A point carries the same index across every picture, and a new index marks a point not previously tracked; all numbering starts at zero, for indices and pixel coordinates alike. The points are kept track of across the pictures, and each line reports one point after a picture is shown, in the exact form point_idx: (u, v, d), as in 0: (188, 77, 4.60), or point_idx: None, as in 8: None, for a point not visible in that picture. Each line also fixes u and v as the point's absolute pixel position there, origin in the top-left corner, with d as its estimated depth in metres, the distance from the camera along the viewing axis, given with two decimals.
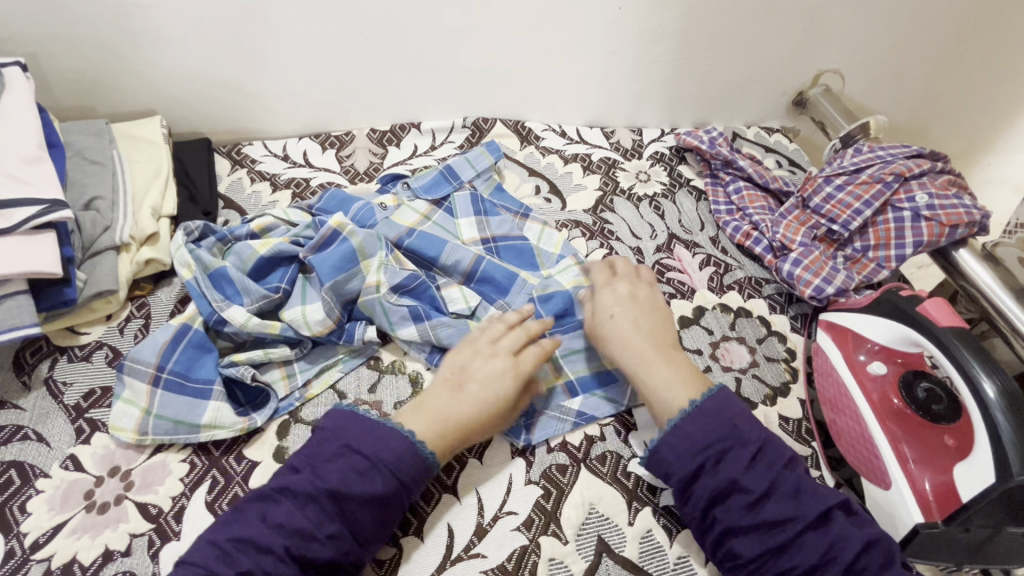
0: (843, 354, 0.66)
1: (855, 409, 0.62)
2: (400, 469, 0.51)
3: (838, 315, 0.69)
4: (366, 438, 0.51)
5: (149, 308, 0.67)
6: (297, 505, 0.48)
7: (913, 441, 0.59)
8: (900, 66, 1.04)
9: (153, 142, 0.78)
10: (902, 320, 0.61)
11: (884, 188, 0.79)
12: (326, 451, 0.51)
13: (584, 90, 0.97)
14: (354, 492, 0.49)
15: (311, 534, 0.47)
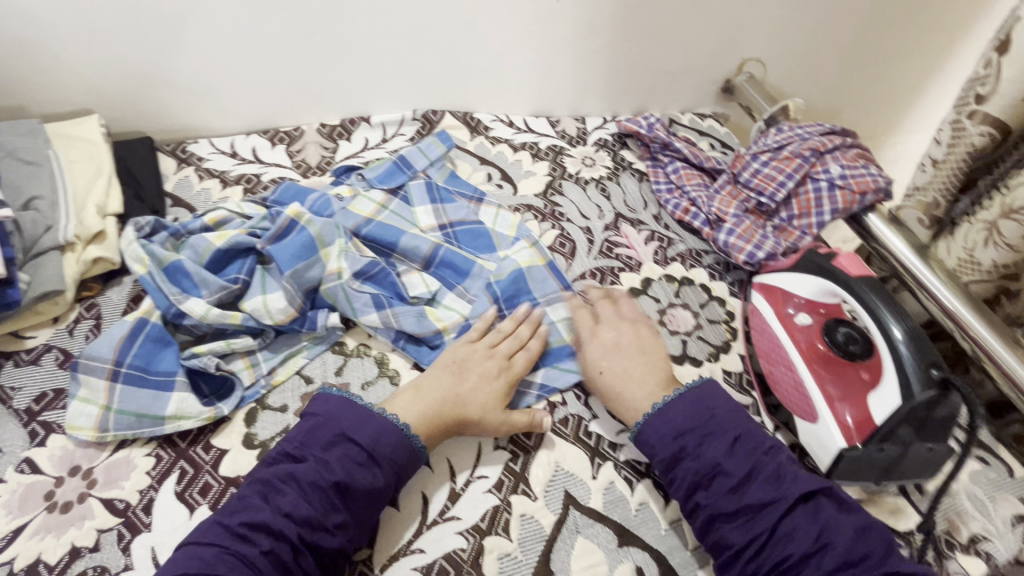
0: (774, 310, 0.72)
1: (787, 358, 0.68)
2: (394, 458, 0.54)
3: (767, 277, 0.76)
4: (359, 429, 0.54)
5: (100, 308, 0.66)
6: (303, 491, 0.50)
7: (835, 381, 0.65)
8: (812, 53, 1.14)
9: (91, 141, 0.75)
10: (822, 276, 0.69)
11: (804, 162, 0.88)
12: (322, 447, 0.53)
13: (529, 81, 1.01)
14: (355, 484, 0.51)
15: (320, 524, 0.49)
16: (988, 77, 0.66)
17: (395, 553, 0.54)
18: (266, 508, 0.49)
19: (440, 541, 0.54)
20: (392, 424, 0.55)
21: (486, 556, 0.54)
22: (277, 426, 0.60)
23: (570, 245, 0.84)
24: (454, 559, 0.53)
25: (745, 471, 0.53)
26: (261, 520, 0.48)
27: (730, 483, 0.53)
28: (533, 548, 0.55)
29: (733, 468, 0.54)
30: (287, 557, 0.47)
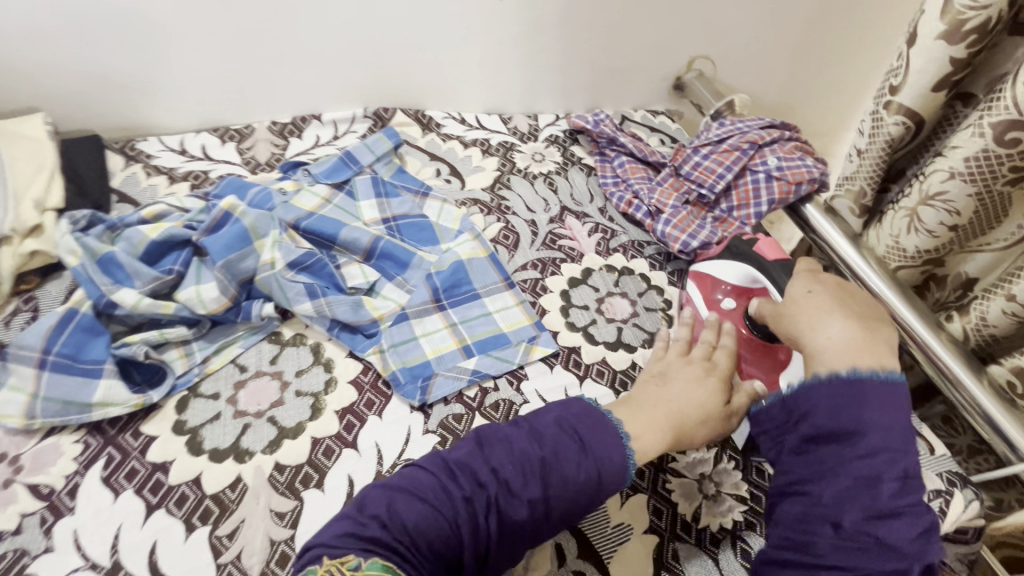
0: (703, 297, 0.73)
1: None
2: (600, 466, 0.49)
3: (703, 262, 0.76)
4: (606, 436, 0.51)
5: (38, 301, 0.67)
6: (512, 457, 0.48)
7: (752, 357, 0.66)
8: (759, 50, 1.17)
9: (35, 139, 0.77)
10: (744, 263, 0.71)
11: (742, 154, 0.90)
12: (575, 449, 0.49)
13: (480, 79, 1.03)
14: (528, 485, 0.46)
15: (442, 535, 0.43)
16: (899, 69, 0.70)
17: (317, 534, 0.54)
18: (382, 493, 0.45)
19: None
20: (619, 438, 0.51)
21: None
22: (208, 412, 0.61)
23: (514, 237, 0.86)
24: None
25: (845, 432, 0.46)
26: (371, 496, 0.45)
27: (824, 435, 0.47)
28: None
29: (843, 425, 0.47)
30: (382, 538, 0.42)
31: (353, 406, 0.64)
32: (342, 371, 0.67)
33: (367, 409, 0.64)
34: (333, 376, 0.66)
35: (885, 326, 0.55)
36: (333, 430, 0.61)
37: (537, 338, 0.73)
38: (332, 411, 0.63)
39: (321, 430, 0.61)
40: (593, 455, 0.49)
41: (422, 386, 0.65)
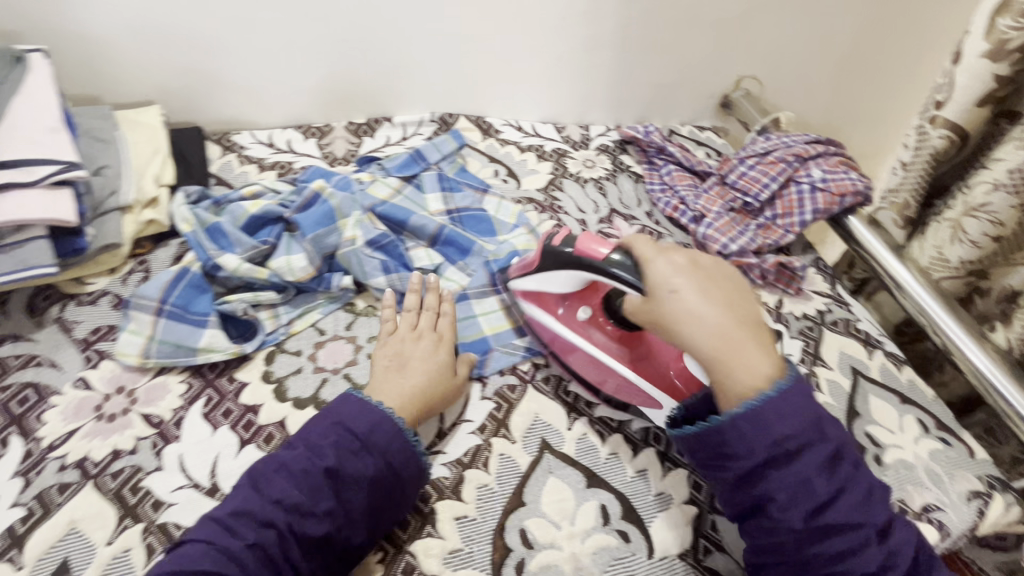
0: (549, 314, 0.71)
1: (587, 358, 0.68)
2: (392, 457, 0.56)
3: (523, 281, 0.72)
4: (374, 433, 0.57)
5: (150, 264, 0.76)
6: (292, 478, 0.53)
7: (625, 362, 0.66)
8: (805, 73, 1.21)
9: (152, 126, 0.87)
10: (569, 268, 0.65)
11: (787, 166, 0.94)
12: (350, 448, 0.55)
13: (538, 90, 1.11)
14: (346, 473, 0.54)
15: (308, 510, 0.51)
16: (945, 85, 0.74)
17: None
18: (257, 496, 0.52)
19: None
20: (387, 418, 0.58)
21: (466, 485, 0.60)
22: (292, 366, 0.68)
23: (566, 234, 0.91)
24: (438, 486, 0.60)
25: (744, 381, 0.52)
26: (249, 507, 0.51)
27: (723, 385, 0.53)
28: (509, 482, 0.61)
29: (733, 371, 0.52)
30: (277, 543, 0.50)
31: None
32: None
33: None
34: None
35: (732, 309, 0.56)
36: None
37: None
38: None
39: None
40: (376, 449, 0.56)
41: (479, 361, 0.72)
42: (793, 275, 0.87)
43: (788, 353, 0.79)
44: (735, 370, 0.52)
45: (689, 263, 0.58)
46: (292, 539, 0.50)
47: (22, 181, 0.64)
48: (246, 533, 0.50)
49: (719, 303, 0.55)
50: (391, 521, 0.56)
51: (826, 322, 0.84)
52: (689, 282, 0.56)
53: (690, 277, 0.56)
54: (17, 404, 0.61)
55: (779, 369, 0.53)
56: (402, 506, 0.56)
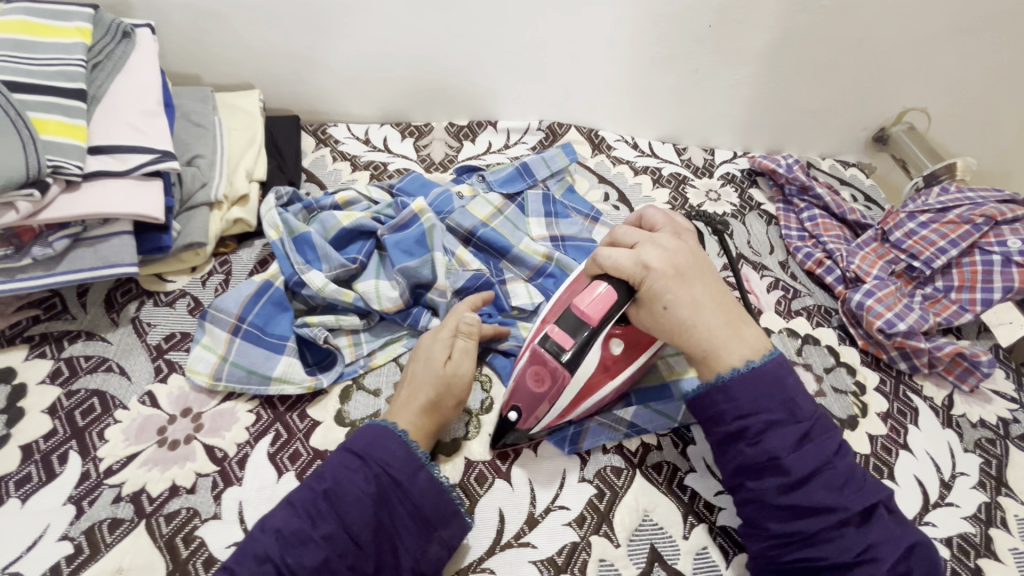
0: (567, 405, 0.56)
1: (610, 393, 0.59)
2: (395, 470, 0.48)
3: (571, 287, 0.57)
4: (376, 449, 0.48)
5: (231, 265, 0.70)
6: (292, 507, 0.45)
7: (633, 359, 0.58)
8: (992, 112, 1.00)
9: (250, 113, 0.82)
10: (581, 333, 0.53)
11: (974, 230, 0.76)
12: (350, 467, 0.47)
13: (662, 105, 0.98)
14: (349, 495, 0.45)
15: (306, 535, 0.44)
16: None
17: (464, 568, 0.51)
18: (257, 532, 0.45)
19: (512, 566, 0.51)
20: (393, 431, 0.50)
21: None
22: (369, 408, 0.59)
23: None
24: None
25: (807, 470, 0.46)
26: (249, 549, 0.44)
27: (784, 480, 0.47)
28: None
29: (793, 466, 0.47)
30: None
31: None
32: (498, 393, 0.63)
33: (522, 439, 0.59)
34: (490, 395, 0.63)
35: (709, 280, 0.55)
36: (487, 456, 0.58)
37: None
38: (488, 435, 0.59)
39: (476, 453, 0.58)
40: (374, 461, 0.47)
41: (573, 434, 0.60)
42: (972, 368, 0.70)
43: (963, 472, 0.63)
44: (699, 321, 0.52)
45: (633, 252, 0.55)
46: (295, 575, 0.42)
47: (113, 171, 0.59)
48: (243, 568, 0.43)
49: (698, 284, 0.54)
50: (411, 549, 0.47)
51: (1012, 437, 0.67)
52: (665, 279, 0.53)
53: (663, 262, 0.53)
54: (80, 415, 0.56)
55: (762, 347, 0.52)
56: (427, 529, 0.48)
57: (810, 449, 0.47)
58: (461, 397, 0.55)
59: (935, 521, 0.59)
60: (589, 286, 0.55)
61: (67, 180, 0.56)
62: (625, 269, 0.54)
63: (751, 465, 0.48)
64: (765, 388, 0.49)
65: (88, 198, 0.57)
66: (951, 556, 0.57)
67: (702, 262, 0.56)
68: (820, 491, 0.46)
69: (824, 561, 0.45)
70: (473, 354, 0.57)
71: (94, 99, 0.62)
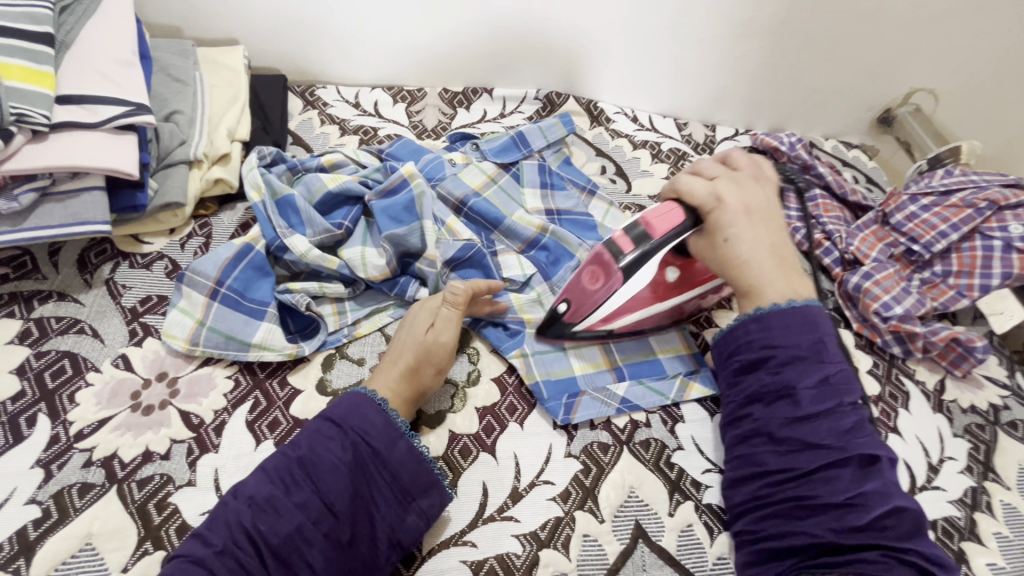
0: (621, 311, 0.60)
1: (651, 317, 0.63)
2: (372, 437, 0.46)
3: (655, 208, 0.58)
4: (353, 416, 0.47)
5: (211, 229, 0.68)
6: (266, 474, 0.44)
7: (684, 290, 0.62)
8: (1001, 97, 0.97)
9: (233, 70, 0.78)
10: (646, 250, 0.56)
11: (976, 214, 0.74)
12: (325, 434, 0.46)
13: (665, 77, 0.94)
14: (323, 461, 0.44)
15: (278, 503, 0.43)
16: None
17: (445, 541, 0.50)
18: (229, 499, 0.43)
19: (494, 540, 0.50)
20: (371, 398, 0.48)
21: (540, 569, 0.49)
22: (352, 378, 0.58)
23: None
24: (506, 563, 0.49)
25: (815, 409, 0.48)
26: (220, 515, 0.42)
27: (793, 412, 0.48)
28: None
29: (805, 398, 0.49)
30: (245, 553, 0.41)
31: (494, 407, 0.58)
32: (486, 366, 0.61)
33: (508, 414, 0.58)
34: (477, 368, 0.61)
35: (775, 228, 0.58)
36: (472, 430, 0.57)
37: (696, 373, 0.62)
38: (473, 409, 0.58)
39: (461, 427, 0.57)
40: (353, 430, 0.46)
41: (566, 404, 0.58)
42: (967, 354, 0.68)
43: (950, 457, 0.63)
44: (757, 279, 0.55)
45: (710, 184, 0.59)
46: (267, 542, 0.41)
47: (84, 122, 0.56)
48: (215, 536, 0.41)
49: (761, 224, 0.57)
50: (388, 518, 0.46)
51: (1001, 423, 0.67)
52: (733, 212, 0.56)
53: (735, 196, 0.56)
54: (50, 377, 0.54)
55: (804, 292, 0.55)
56: (405, 499, 0.46)
57: (825, 390, 0.49)
58: (441, 365, 0.53)
59: (921, 504, 0.59)
60: (662, 203, 0.58)
61: (32, 129, 0.53)
62: (695, 198, 0.57)
63: (764, 392, 0.51)
64: (795, 327, 0.52)
65: (56, 150, 0.54)
66: (936, 539, 0.57)
67: (768, 207, 0.59)
68: (825, 431, 0.47)
69: (816, 498, 0.46)
70: (456, 322, 0.55)
71: (63, 44, 0.59)
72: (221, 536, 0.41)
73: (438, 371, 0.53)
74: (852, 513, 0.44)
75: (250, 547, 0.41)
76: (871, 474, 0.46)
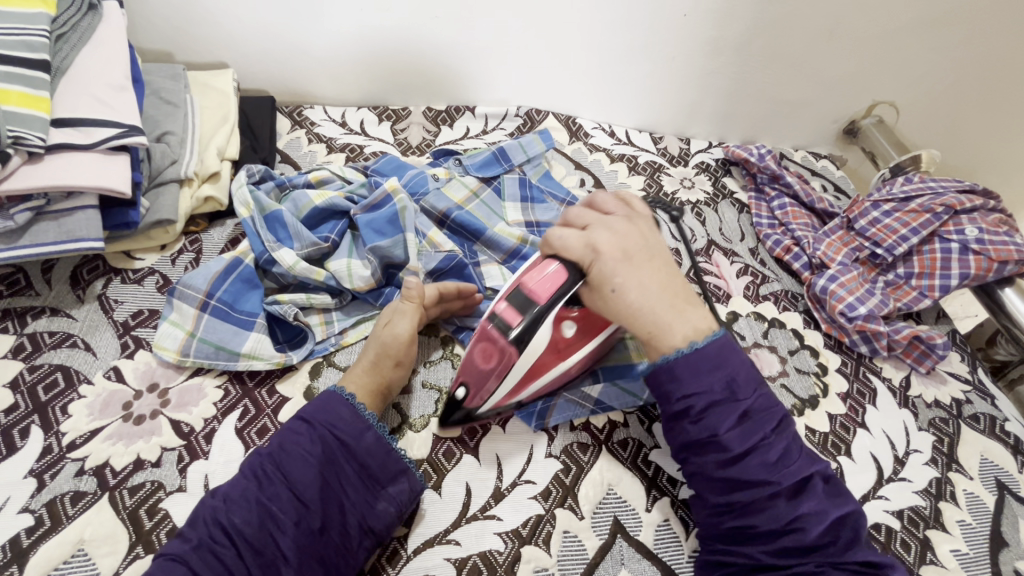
0: (518, 386, 0.56)
1: (561, 377, 0.57)
2: (339, 430, 0.49)
3: (535, 272, 0.55)
4: (319, 412, 0.50)
5: (202, 244, 0.70)
6: (240, 473, 0.46)
7: (586, 342, 0.57)
8: (958, 107, 1.03)
9: (224, 92, 0.81)
10: (530, 324, 0.52)
11: (934, 218, 0.78)
12: (294, 431, 0.48)
13: (639, 94, 0.98)
14: (291, 455, 0.47)
15: (251, 496, 0.45)
16: None
17: (429, 540, 0.51)
18: (209, 499, 0.45)
19: (477, 538, 0.52)
20: (338, 395, 0.51)
21: (522, 564, 0.51)
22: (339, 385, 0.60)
23: None
24: (489, 560, 0.51)
25: (742, 448, 0.47)
26: (202, 513, 0.44)
27: (722, 456, 0.47)
28: (572, 569, 0.51)
29: (731, 443, 0.47)
30: (220, 545, 0.43)
31: None
32: None
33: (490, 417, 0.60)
34: None
35: (658, 263, 0.55)
36: (456, 433, 0.59)
37: None
38: None
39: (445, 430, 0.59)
40: (319, 424, 0.49)
41: (541, 410, 0.60)
42: (929, 351, 0.72)
43: (916, 451, 0.65)
44: (668, 331, 0.50)
45: (585, 233, 0.55)
46: (241, 534, 0.43)
47: (78, 144, 0.58)
48: (193, 532, 0.43)
49: (646, 267, 0.53)
50: (358, 505, 0.47)
51: (964, 416, 0.70)
52: (614, 261, 0.53)
53: (612, 244, 0.53)
54: (43, 390, 0.55)
55: (704, 328, 0.51)
56: (374, 486, 0.49)
57: (747, 427, 0.47)
58: (400, 356, 0.57)
59: (888, 495, 0.61)
60: (541, 265, 0.55)
61: (28, 151, 0.55)
62: (574, 251, 0.54)
63: (694, 442, 0.49)
64: (704, 368, 0.49)
65: (51, 171, 0.56)
66: (902, 528, 0.59)
67: (658, 248, 0.56)
68: (757, 467, 0.47)
69: (756, 527, 0.46)
70: (411, 317, 0.59)
71: (58, 71, 0.61)
72: (201, 531, 0.43)
73: (399, 363, 0.57)
74: (816, 523, 0.45)
75: (226, 540, 0.43)
76: (830, 475, 0.48)
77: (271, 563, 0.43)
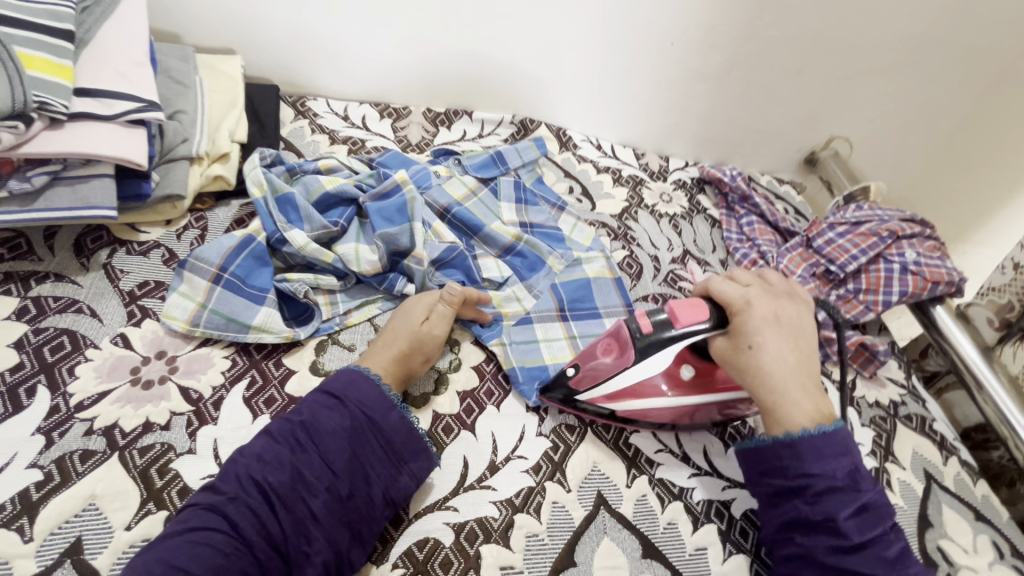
0: (638, 400, 0.62)
1: (666, 412, 0.63)
2: (369, 408, 0.52)
3: (689, 303, 0.60)
4: (351, 389, 0.53)
5: (207, 222, 0.72)
6: (269, 438, 0.49)
7: (693, 389, 0.62)
8: (900, 147, 1.16)
9: (232, 77, 0.82)
10: (670, 342, 0.59)
11: (880, 241, 0.88)
12: (326, 405, 0.52)
13: (625, 112, 1.06)
14: (323, 425, 0.50)
15: (283, 459, 0.48)
16: None
17: (429, 506, 0.55)
18: (237, 458, 0.48)
19: (473, 505, 0.56)
20: (368, 375, 0.55)
21: (514, 530, 0.55)
22: (343, 361, 0.63)
23: (637, 268, 0.87)
24: (484, 525, 0.55)
25: (860, 538, 0.49)
26: (230, 470, 0.47)
27: (837, 542, 0.49)
28: (560, 536, 0.56)
29: (849, 530, 0.49)
30: (254, 501, 0.46)
31: (473, 392, 0.65)
32: (466, 355, 0.68)
33: (486, 397, 0.64)
34: (458, 357, 0.68)
35: (800, 345, 0.60)
36: (454, 410, 0.63)
37: None
38: (455, 393, 0.64)
39: (444, 408, 0.62)
40: (351, 401, 0.52)
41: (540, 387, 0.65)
42: (872, 357, 0.81)
43: (859, 443, 0.74)
44: (793, 406, 0.55)
45: (742, 290, 0.61)
46: (274, 492, 0.46)
47: (100, 114, 0.59)
48: (226, 485, 0.46)
49: (787, 339, 0.59)
50: (383, 477, 0.51)
51: (899, 415, 0.79)
52: (758, 321, 0.59)
53: (765, 306, 0.60)
54: (49, 352, 0.56)
55: (827, 414, 0.56)
56: (398, 462, 0.52)
57: (866, 518, 0.50)
58: (429, 354, 0.61)
59: None
60: (688, 300, 0.62)
61: (51, 117, 0.57)
62: (725, 299, 0.60)
63: (802, 521, 0.51)
64: (828, 451, 0.52)
65: (71, 138, 0.58)
66: None
67: (807, 329, 0.61)
68: (873, 561, 0.48)
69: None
70: (448, 319, 0.63)
71: (81, 43, 0.62)
72: (233, 484, 0.46)
73: (427, 359, 0.61)
74: None
75: (259, 496, 0.46)
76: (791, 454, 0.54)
77: (302, 521, 0.46)
